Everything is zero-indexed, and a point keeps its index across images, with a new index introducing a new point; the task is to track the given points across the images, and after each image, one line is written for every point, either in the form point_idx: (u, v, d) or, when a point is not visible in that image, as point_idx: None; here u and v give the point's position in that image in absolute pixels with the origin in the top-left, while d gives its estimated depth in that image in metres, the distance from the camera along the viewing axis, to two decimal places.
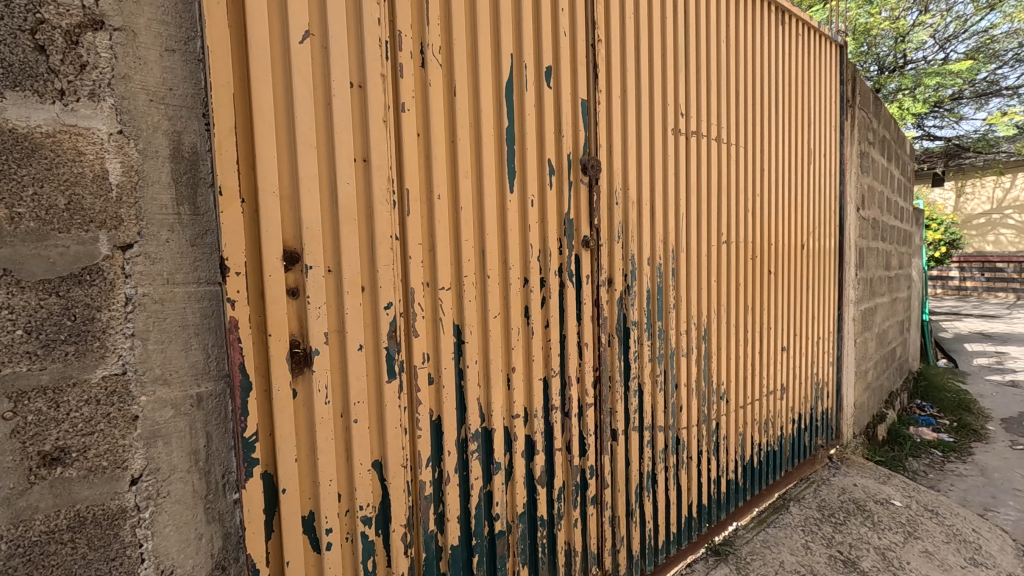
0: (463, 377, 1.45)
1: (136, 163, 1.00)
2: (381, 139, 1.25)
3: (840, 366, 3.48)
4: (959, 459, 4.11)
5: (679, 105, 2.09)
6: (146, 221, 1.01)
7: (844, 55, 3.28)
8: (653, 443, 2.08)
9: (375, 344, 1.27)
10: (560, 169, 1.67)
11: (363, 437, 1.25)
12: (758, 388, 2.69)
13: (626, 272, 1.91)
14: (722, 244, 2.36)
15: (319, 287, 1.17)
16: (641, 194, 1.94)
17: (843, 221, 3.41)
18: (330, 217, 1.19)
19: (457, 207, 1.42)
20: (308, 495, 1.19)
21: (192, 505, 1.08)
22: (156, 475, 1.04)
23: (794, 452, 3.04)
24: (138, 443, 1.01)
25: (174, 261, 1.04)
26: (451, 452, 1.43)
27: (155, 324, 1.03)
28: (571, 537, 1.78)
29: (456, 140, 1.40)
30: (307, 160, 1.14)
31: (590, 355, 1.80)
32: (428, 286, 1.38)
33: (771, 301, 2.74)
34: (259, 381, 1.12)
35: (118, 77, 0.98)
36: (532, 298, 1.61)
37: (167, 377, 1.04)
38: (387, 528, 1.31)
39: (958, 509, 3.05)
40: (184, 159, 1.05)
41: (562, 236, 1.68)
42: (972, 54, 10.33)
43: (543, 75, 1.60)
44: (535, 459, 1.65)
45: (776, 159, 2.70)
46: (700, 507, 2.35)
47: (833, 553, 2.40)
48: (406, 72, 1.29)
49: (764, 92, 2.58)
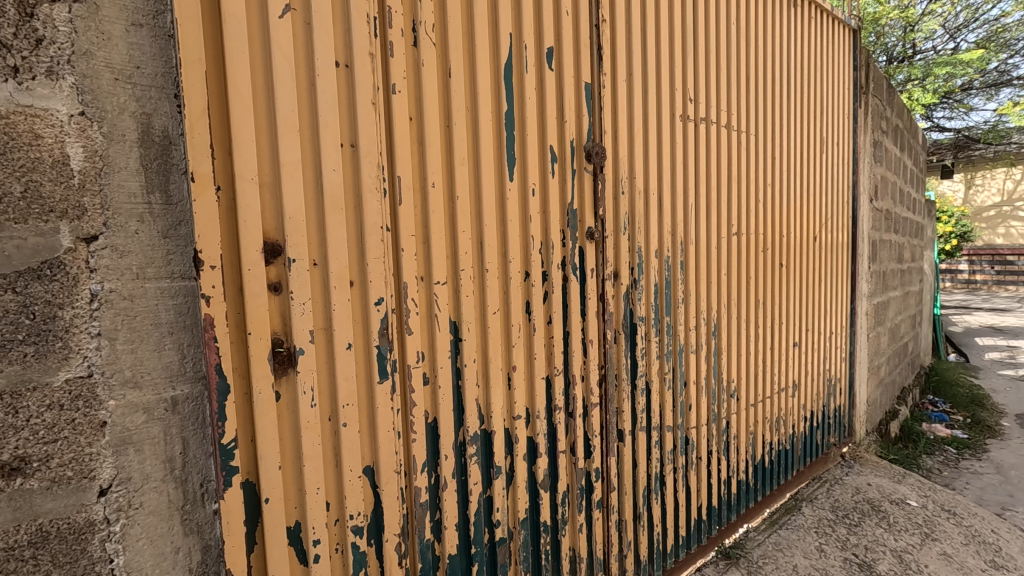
0: (460, 377, 1.37)
1: (100, 148, 0.92)
2: (369, 122, 1.16)
3: (853, 362, 3.38)
4: (975, 457, 4.00)
5: (687, 90, 2.00)
6: (113, 210, 0.94)
7: (857, 39, 3.17)
8: (661, 443, 2.00)
9: (365, 342, 1.19)
10: (564, 156, 1.58)
11: (354, 442, 1.17)
12: (769, 385, 2.60)
13: (634, 266, 1.82)
14: (732, 237, 2.26)
15: (303, 282, 1.09)
16: (648, 183, 1.85)
17: (857, 211, 3.29)
18: (314, 207, 1.11)
19: (453, 195, 1.33)
20: (294, 504, 1.11)
21: (168, 517, 1.00)
22: (127, 485, 0.96)
23: (805, 451, 2.95)
24: (107, 451, 0.94)
25: (145, 254, 0.97)
26: (448, 456, 1.35)
27: (124, 322, 0.95)
28: (576, 543, 1.70)
29: (451, 126, 1.31)
30: (289, 146, 1.06)
31: (595, 352, 1.71)
32: (422, 281, 1.30)
33: (783, 296, 2.65)
34: (238, 383, 1.03)
35: (78, 54, 0.90)
36: (533, 292, 1.53)
37: (139, 379, 0.97)
38: (380, 537, 1.24)
39: (976, 509, 2.95)
40: (154, 143, 0.97)
41: (565, 227, 1.60)
42: (984, 44, 10.10)
43: (544, 56, 1.51)
44: (538, 461, 1.57)
45: (788, 147, 2.60)
46: (710, 508, 2.27)
47: (849, 555, 2.31)
48: (397, 52, 1.20)
49: (775, 77, 2.48)
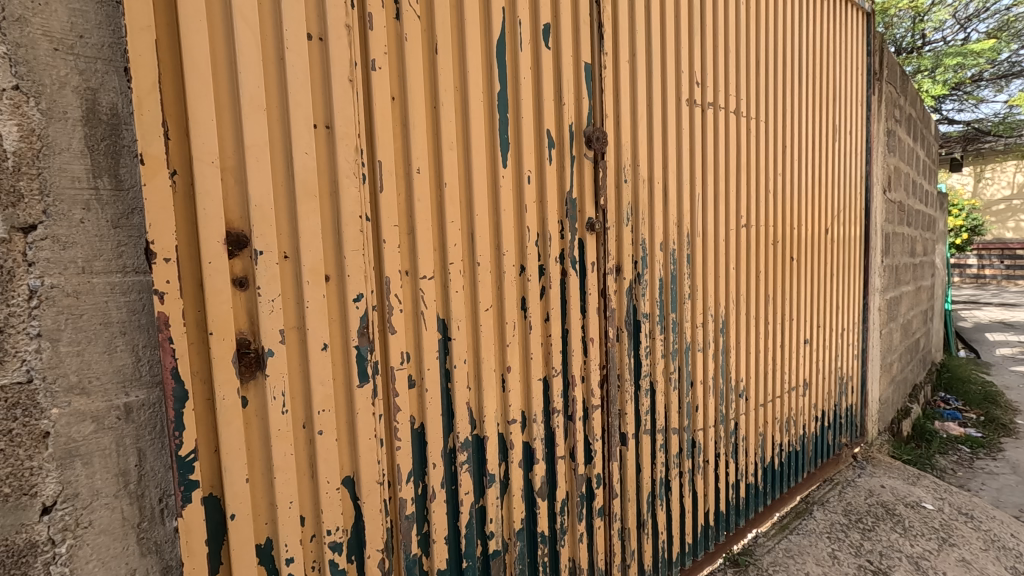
0: (449, 379, 1.27)
1: (38, 127, 0.83)
2: (345, 101, 1.06)
3: (866, 360, 3.27)
4: (989, 457, 3.88)
5: (693, 72, 1.88)
6: (54, 197, 0.84)
7: (871, 23, 3.04)
8: (666, 447, 1.89)
9: (343, 342, 1.09)
10: (561, 141, 1.47)
11: (331, 451, 1.08)
12: (780, 383, 2.49)
13: (637, 259, 1.72)
14: (741, 228, 2.15)
15: (272, 277, 0.99)
16: (652, 170, 1.74)
17: (870, 203, 3.17)
18: (285, 194, 1.01)
19: (441, 181, 1.23)
20: (264, 520, 1.02)
21: (122, 536, 0.91)
22: (73, 502, 0.87)
23: (816, 452, 2.85)
24: (50, 465, 0.84)
25: (92, 246, 0.87)
26: (437, 465, 1.25)
27: (68, 322, 0.85)
28: (576, 553, 1.60)
29: (438, 107, 1.21)
30: (254, 126, 0.96)
31: (597, 352, 1.61)
32: (407, 275, 1.19)
33: (794, 290, 2.54)
34: (198, 388, 0.93)
35: (10, 19, 0.80)
36: (529, 288, 1.42)
37: (86, 385, 0.87)
38: (362, 553, 1.14)
39: (995, 513, 2.80)
40: (101, 122, 0.87)
41: (564, 218, 1.49)
42: (995, 33, 9.85)
43: (540, 33, 1.40)
44: (535, 468, 1.47)
45: (800, 135, 2.49)
46: (717, 514, 2.16)
47: (863, 563, 2.19)
48: (377, 24, 1.10)
49: (786, 61, 2.36)
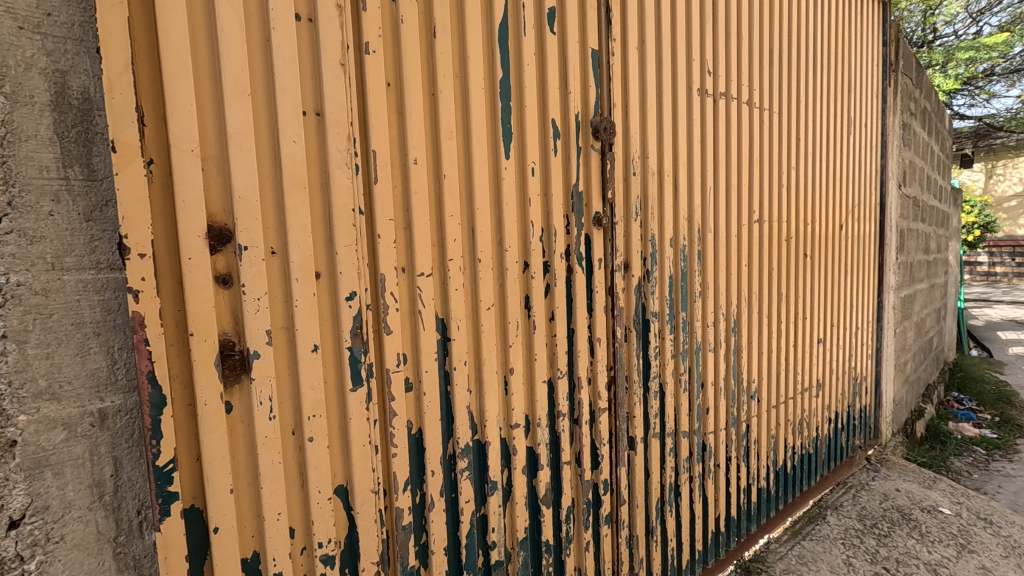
0: (449, 382, 1.20)
1: (2, 111, 0.76)
2: (336, 86, 0.99)
3: (880, 360, 3.18)
4: (1005, 459, 3.78)
5: (705, 61, 1.81)
6: (20, 187, 0.78)
7: (887, 14, 2.95)
8: (676, 451, 1.82)
9: (335, 343, 1.03)
10: (567, 131, 1.40)
11: (322, 459, 1.01)
12: (793, 383, 2.42)
13: (646, 255, 1.65)
14: (754, 224, 2.07)
15: (257, 273, 0.92)
16: (662, 163, 1.67)
17: (884, 199, 3.08)
18: (271, 184, 0.94)
19: (439, 173, 1.16)
20: (251, 533, 0.96)
21: (97, 551, 0.86)
22: (43, 515, 0.81)
23: (829, 454, 2.77)
24: (18, 476, 0.78)
25: (62, 240, 0.81)
26: (435, 472, 1.18)
27: (36, 322, 0.79)
28: (582, 563, 1.53)
29: (437, 94, 1.14)
30: (237, 111, 0.89)
31: (604, 352, 1.54)
32: (404, 272, 1.12)
33: (807, 288, 2.46)
34: (178, 393, 0.87)
35: None
36: (533, 286, 1.35)
37: (57, 391, 0.81)
38: (356, 566, 1.08)
39: (1015, 518, 2.70)
40: (71, 107, 0.81)
41: (570, 212, 1.42)
42: (1008, 27, 9.67)
43: (545, 17, 1.33)
44: (539, 475, 1.41)
45: (814, 127, 2.40)
46: (728, 520, 2.09)
47: (879, 570, 2.11)
48: (370, 4, 1.03)
49: (801, 51, 2.27)
